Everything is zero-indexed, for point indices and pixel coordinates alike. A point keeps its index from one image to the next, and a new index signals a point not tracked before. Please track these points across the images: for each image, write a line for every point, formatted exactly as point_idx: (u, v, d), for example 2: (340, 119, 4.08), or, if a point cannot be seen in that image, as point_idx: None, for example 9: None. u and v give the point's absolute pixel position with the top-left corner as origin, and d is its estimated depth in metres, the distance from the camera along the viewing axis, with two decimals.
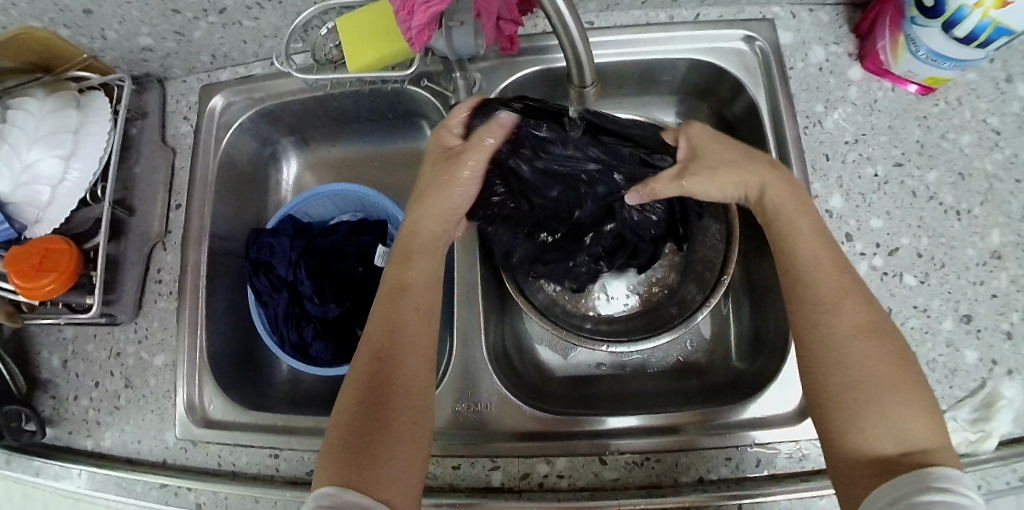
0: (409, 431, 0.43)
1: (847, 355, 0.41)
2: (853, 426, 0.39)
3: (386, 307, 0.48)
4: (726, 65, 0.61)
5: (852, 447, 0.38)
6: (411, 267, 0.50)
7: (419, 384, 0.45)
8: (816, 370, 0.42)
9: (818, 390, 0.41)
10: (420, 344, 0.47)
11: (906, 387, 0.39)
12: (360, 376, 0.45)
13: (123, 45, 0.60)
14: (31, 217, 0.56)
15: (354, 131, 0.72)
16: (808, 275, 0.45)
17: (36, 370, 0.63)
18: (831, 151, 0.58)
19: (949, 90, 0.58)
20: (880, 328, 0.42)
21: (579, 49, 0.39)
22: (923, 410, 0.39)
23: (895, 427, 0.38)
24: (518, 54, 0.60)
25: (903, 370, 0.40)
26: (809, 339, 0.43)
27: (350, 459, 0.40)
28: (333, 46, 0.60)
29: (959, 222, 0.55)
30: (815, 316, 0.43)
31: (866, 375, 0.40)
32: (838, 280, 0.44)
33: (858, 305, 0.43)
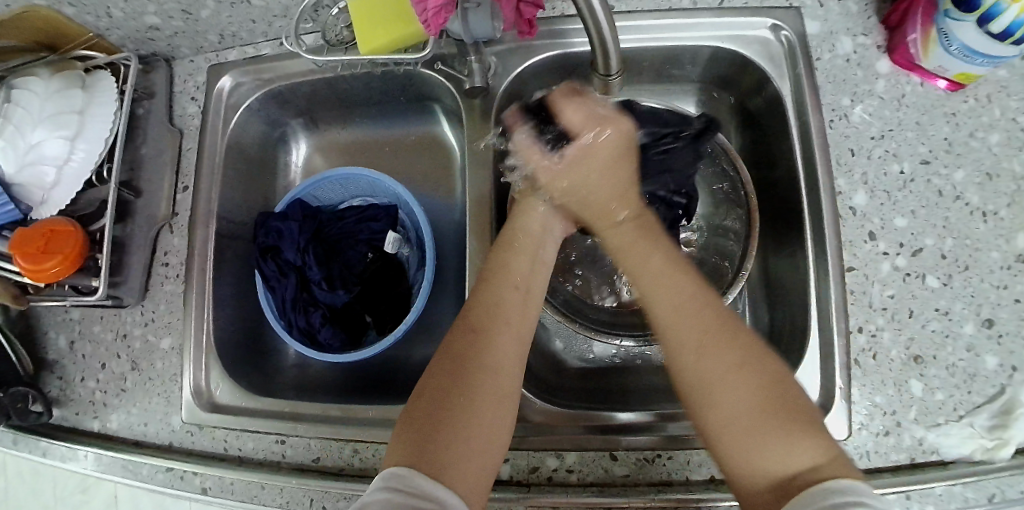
0: (491, 415, 0.42)
1: (718, 399, 0.40)
2: (742, 454, 0.38)
3: (488, 289, 0.48)
4: (749, 55, 0.59)
5: (746, 480, 0.38)
6: (513, 257, 0.50)
7: (507, 370, 0.44)
8: (697, 412, 0.41)
9: (704, 431, 0.41)
10: (515, 332, 0.46)
11: (784, 413, 0.39)
12: (449, 353, 0.45)
13: (129, 24, 0.59)
14: (37, 198, 0.55)
15: (364, 114, 0.70)
16: (664, 311, 0.45)
17: (42, 351, 0.62)
18: (856, 147, 0.56)
19: (979, 87, 0.56)
20: (753, 360, 0.41)
21: (606, 33, 0.37)
22: (805, 431, 0.38)
23: (779, 453, 0.37)
24: (535, 38, 0.58)
25: (777, 397, 0.40)
26: (687, 379, 0.42)
27: (423, 435, 0.40)
28: (345, 27, 0.58)
29: (985, 224, 0.53)
30: (679, 360, 0.43)
31: (741, 412, 0.39)
32: (691, 314, 0.44)
33: (722, 343, 0.42)
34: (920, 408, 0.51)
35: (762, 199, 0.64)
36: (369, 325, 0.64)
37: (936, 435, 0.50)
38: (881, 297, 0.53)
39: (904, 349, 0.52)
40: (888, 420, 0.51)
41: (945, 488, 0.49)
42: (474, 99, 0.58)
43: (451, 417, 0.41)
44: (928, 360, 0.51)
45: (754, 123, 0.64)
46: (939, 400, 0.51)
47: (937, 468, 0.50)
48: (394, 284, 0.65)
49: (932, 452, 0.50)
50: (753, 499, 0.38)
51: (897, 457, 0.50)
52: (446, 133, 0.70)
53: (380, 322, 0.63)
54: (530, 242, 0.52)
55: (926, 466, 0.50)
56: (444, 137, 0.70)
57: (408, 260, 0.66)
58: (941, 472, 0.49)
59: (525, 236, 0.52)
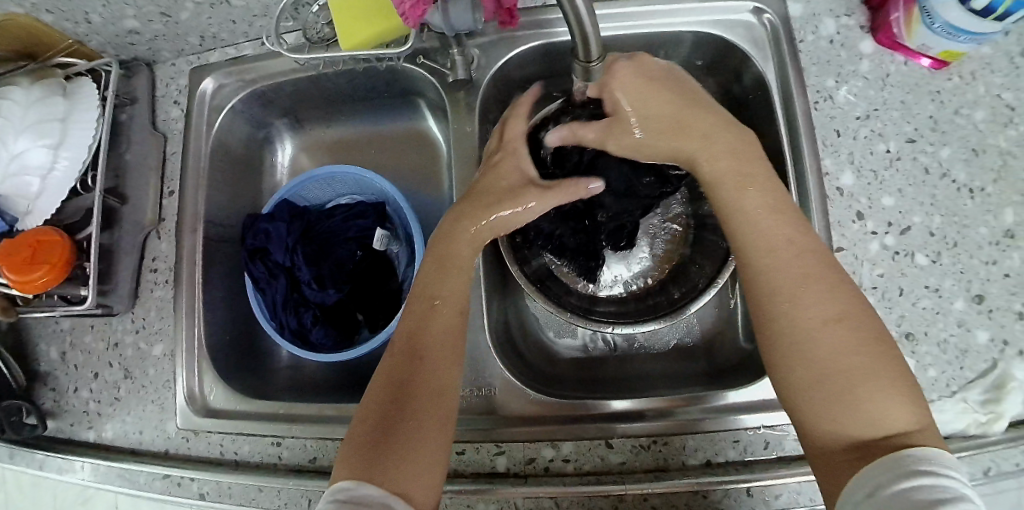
0: (433, 430, 0.42)
1: (812, 344, 0.38)
2: (826, 416, 0.37)
3: (421, 308, 0.46)
4: (734, 39, 0.59)
5: (830, 437, 0.37)
6: (449, 271, 0.48)
7: (447, 385, 0.44)
8: (782, 362, 0.40)
9: (786, 380, 0.39)
10: (452, 349, 0.45)
11: (880, 365, 0.37)
12: (388, 374, 0.44)
13: (108, 29, 0.58)
14: (22, 208, 0.55)
15: (349, 112, 0.70)
16: (760, 251, 0.43)
17: (34, 362, 0.62)
18: (841, 127, 0.56)
19: (963, 64, 0.56)
20: (852, 314, 0.39)
21: (584, 19, 0.36)
22: (899, 392, 0.36)
23: (871, 414, 0.36)
24: (517, 29, 0.58)
25: (876, 350, 0.38)
26: (775, 328, 0.40)
27: (370, 453, 0.40)
28: (325, 24, 0.58)
29: (972, 200, 0.54)
30: (770, 306, 0.41)
31: (831, 363, 0.38)
32: (793, 264, 0.41)
33: (821, 286, 0.40)
34: None
35: None
36: (362, 324, 0.64)
37: (930, 412, 0.50)
38: (871, 276, 0.53)
39: (896, 326, 0.52)
40: None
41: None
42: (459, 91, 0.58)
43: (396, 433, 0.40)
44: (920, 338, 0.52)
45: (740, 107, 0.64)
46: (932, 377, 0.51)
47: None
48: (383, 281, 0.64)
49: None
50: (832, 460, 0.37)
51: None
52: (432, 129, 0.70)
53: (373, 320, 0.63)
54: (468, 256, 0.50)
55: None
56: (430, 133, 0.70)
57: (398, 256, 0.66)
58: None
59: (464, 246, 0.49)
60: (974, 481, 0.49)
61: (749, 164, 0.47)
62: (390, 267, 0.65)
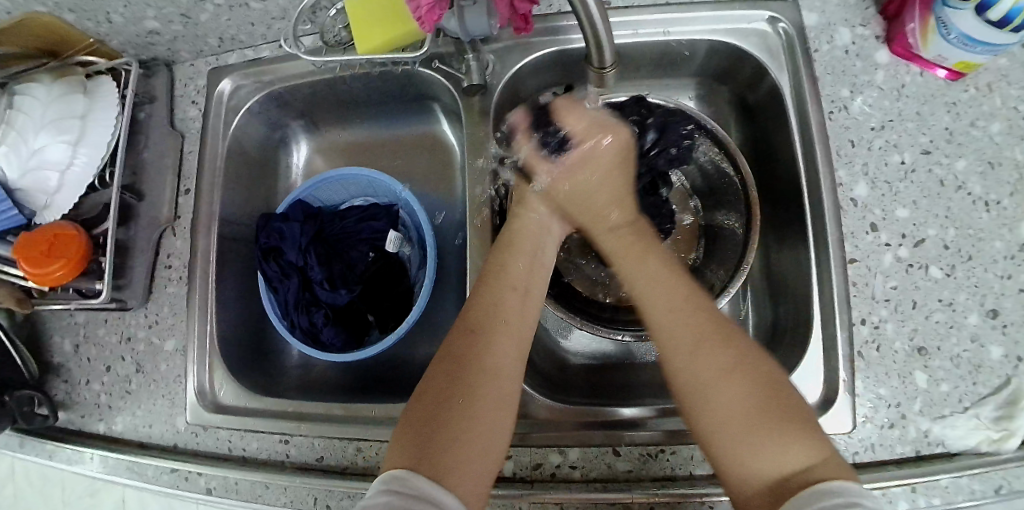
0: (494, 417, 0.42)
1: (723, 392, 0.41)
2: (735, 457, 0.39)
3: (489, 289, 0.48)
4: (747, 47, 0.59)
5: (741, 477, 0.39)
6: (512, 254, 0.51)
7: (506, 369, 0.45)
8: (693, 416, 0.42)
9: (700, 430, 0.42)
10: (513, 333, 0.47)
11: (779, 411, 0.40)
12: (448, 354, 0.45)
13: (129, 29, 0.59)
14: (40, 203, 0.56)
15: (363, 114, 0.70)
16: (659, 307, 0.47)
17: (48, 354, 0.63)
18: (856, 138, 0.56)
19: (980, 76, 0.56)
20: (748, 363, 0.42)
21: (597, 24, 0.38)
22: (799, 433, 0.39)
23: (776, 451, 0.38)
24: (532, 35, 0.58)
25: (770, 396, 0.41)
26: (683, 383, 0.43)
27: (421, 435, 0.41)
28: (343, 28, 0.59)
29: (988, 214, 0.53)
30: (677, 361, 0.44)
31: (735, 412, 0.40)
32: (683, 320, 0.45)
33: (710, 342, 0.44)
34: (925, 400, 0.50)
35: (764, 191, 0.64)
36: (372, 325, 0.64)
37: (942, 427, 0.50)
38: (884, 288, 0.52)
39: (908, 340, 0.51)
40: (893, 412, 0.50)
41: (951, 480, 0.49)
42: (472, 96, 0.58)
43: (449, 416, 0.41)
44: (932, 352, 0.51)
45: (755, 115, 0.64)
46: (944, 391, 0.50)
47: (942, 461, 0.49)
48: (395, 284, 0.65)
49: (937, 444, 0.50)
50: (745, 501, 0.39)
51: (901, 450, 0.49)
52: (445, 131, 0.70)
53: (384, 321, 0.64)
54: (528, 241, 0.53)
55: (932, 458, 0.49)
56: (444, 136, 0.70)
57: (410, 258, 0.67)
58: (948, 464, 0.49)
59: (523, 233, 0.53)
60: (985, 499, 0.49)
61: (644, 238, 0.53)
62: (401, 270, 0.66)
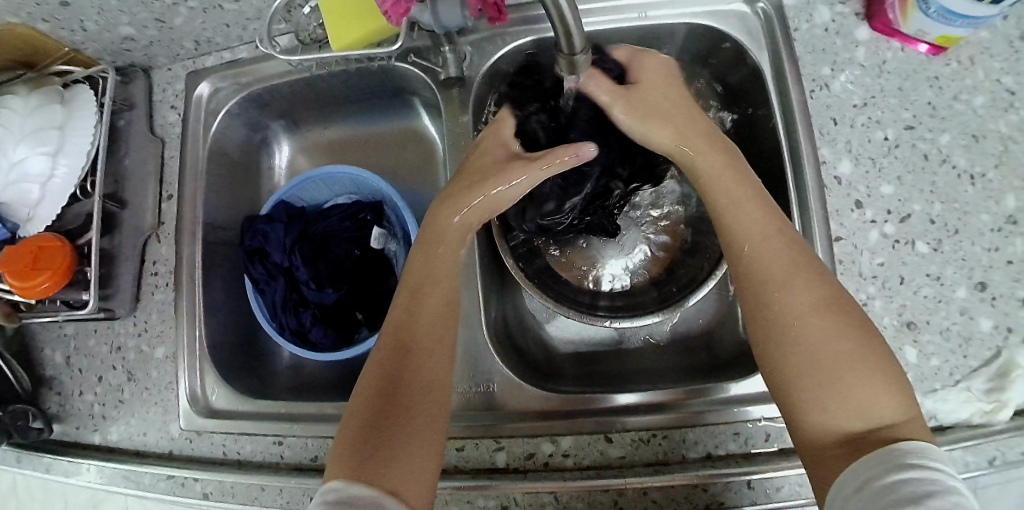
0: (427, 429, 0.42)
1: (810, 330, 0.39)
2: (815, 403, 0.37)
3: (408, 308, 0.48)
4: (726, 29, 0.59)
5: (815, 422, 0.37)
6: (437, 266, 0.50)
7: (436, 385, 0.45)
8: (774, 352, 0.40)
9: (779, 370, 0.40)
10: (439, 347, 0.46)
11: (871, 357, 0.38)
12: (380, 373, 0.44)
13: (104, 36, 0.59)
14: (23, 215, 0.56)
15: (345, 112, 0.70)
16: (750, 241, 0.44)
17: (39, 367, 0.63)
18: (838, 116, 0.55)
19: (961, 49, 0.56)
20: (840, 303, 0.40)
21: (566, 14, 0.37)
22: (889, 384, 0.37)
23: (862, 402, 0.36)
24: (509, 25, 0.58)
25: (864, 343, 0.38)
26: (771, 318, 0.41)
27: (364, 454, 0.39)
28: (317, 26, 0.59)
29: (973, 187, 0.53)
30: (766, 292, 0.42)
31: (826, 352, 0.38)
32: (781, 255, 0.42)
33: (809, 280, 0.41)
34: (916, 375, 0.50)
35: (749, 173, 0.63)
36: (361, 323, 0.64)
37: (934, 401, 0.50)
38: (871, 265, 0.52)
39: (897, 316, 0.51)
40: None
41: (945, 454, 0.49)
42: (452, 90, 0.58)
43: (389, 435, 0.40)
44: (921, 326, 0.51)
45: (737, 97, 0.64)
46: (935, 365, 0.50)
47: (936, 434, 0.49)
48: (382, 280, 0.65)
49: (929, 418, 0.50)
50: (820, 444, 0.37)
51: None
52: (427, 127, 0.70)
53: (373, 319, 0.63)
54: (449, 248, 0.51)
55: None
56: (426, 131, 0.70)
57: (396, 255, 0.65)
58: (941, 437, 0.49)
59: (446, 241, 0.51)
60: (979, 470, 0.49)
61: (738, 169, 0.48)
62: (388, 266, 0.65)
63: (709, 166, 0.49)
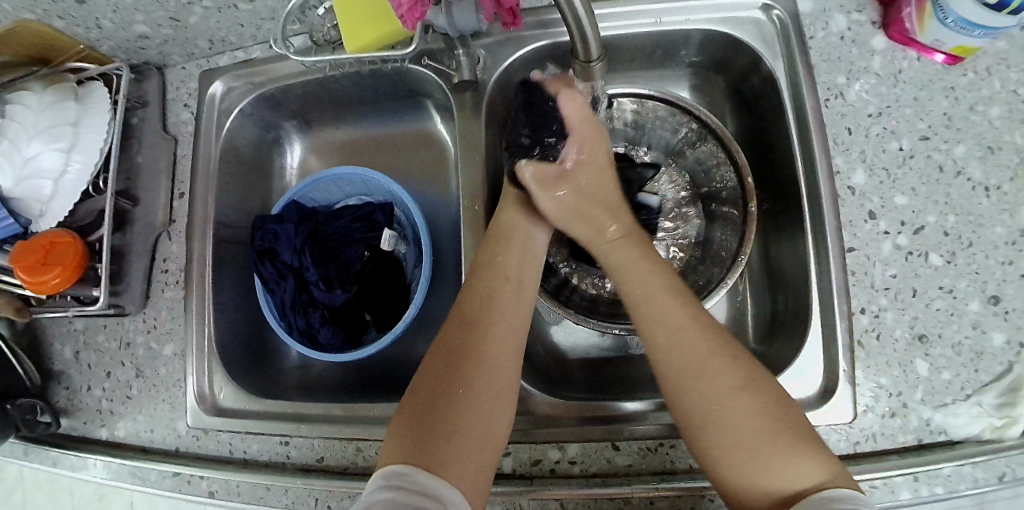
0: (487, 409, 0.43)
1: (727, 416, 0.41)
2: (746, 480, 0.40)
3: (481, 283, 0.49)
4: (742, 36, 0.59)
5: (747, 496, 0.40)
6: (501, 249, 0.51)
7: (503, 365, 0.45)
8: (699, 433, 0.42)
9: (703, 449, 0.42)
10: (509, 322, 0.47)
11: (790, 428, 0.41)
12: (445, 346, 0.46)
13: (119, 34, 0.59)
14: (36, 211, 0.56)
15: (357, 113, 0.70)
16: (659, 329, 0.45)
17: (49, 361, 0.63)
18: (853, 125, 0.55)
19: (977, 60, 0.55)
20: (754, 381, 0.42)
21: (583, 20, 0.37)
22: (810, 448, 0.40)
23: (785, 473, 0.39)
24: (523, 28, 0.58)
25: (780, 417, 0.41)
26: (689, 403, 0.42)
27: (423, 428, 0.42)
28: (332, 26, 0.58)
29: (988, 199, 0.52)
30: (682, 381, 0.43)
31: (744, 431, 0.40)
32: (696, 342, 0.44)
33: (721, 366, 0.43)
34: (927, 388, 0.50)
35: (762, 181, 0.63)
36: (369, 324, 0.64)
37: (944, 415, 0.49)
38: (884, 277, 0.52)
39: (908, 328, 0.51)
40: (894, 401, 0.50)
41: (954, 469, 0.48)
42: (464, 93, 0.58)
43: (446, 411, 0.43)
44: (933, 339, 0.51)
45: (751, 104, 0.63)
46: (946, 379, 0.50)
47: (945, 449, 0.49)
48: (391, 281, 0.65)
49: (940, 433, 0.49)
50: (752, 508, 0.40)
51: (905, 439, 0.49)
52: (439, 129, 0.70)
53: (381, 320, 0.64)
54: (516, 235, 0.51)
55: (934, 447, 0.49)
56: (437, 133, 0.70)
57: (406, 257, 0.66)
58: (951, 452, 0.49)
59: (516, 229, 0.52)
60: (988, 487, 0.48)
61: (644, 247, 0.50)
62: (398, 268, 0.66)
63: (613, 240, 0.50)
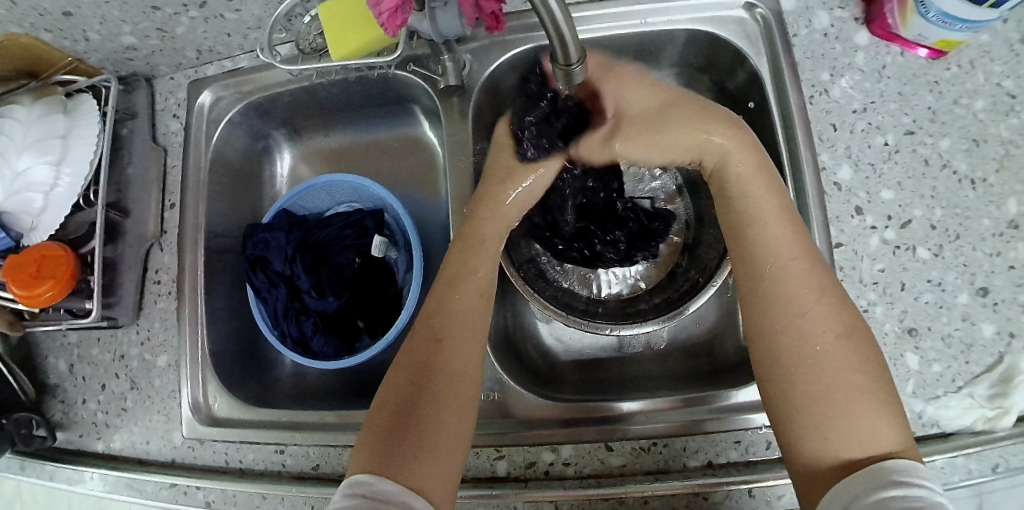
0: (454, 423, 0.43)
1: (825, 360, 0.40)
2: (817, 432, 0.38)
3: (444, 297, 0.49)
4: (726, 35, 0.59)
5: (816, 447, 0.38)
6: (472, 259, 0.51)
7: (469, 377, 0.45)
8: (788, 373, 0.41)
9: (786, 393, 0.40)
10: (472, 336, 0.47)
11: (876, 387, 0.39)
12: (406, 363, 0.46)
13: (106, 46, 0.59)
14: (27, 225, 0.56)
15: (345, 120, 0.70)
16: (767, 260, 0.44)
17: (43, 375, 0.63)
18: (838, 121, 0.55)
19: (960, 53, 0.56)
20: (853, 332, 0.41)
21: (560, 24, 0.38)
22: (891, 413, 0.38)
23: (864, 430, 0.38)
24: (508, 32, 0.58)
25: (873, 374, 0.40)
26: (788, 336, 0.41)
27: (386, 443, 0.41)
28: (317, 34, 0.59)
29: (974, 192, 0.53)
30: (785, 317, 0.42)
31: (838, 379, 0.39)
32: (808, 278, 0.43)
33: (827, 303, 0.42)
34: (918, 382, 0.50)
35: None
36: (362, 330, 0.65)
37: (936, 408, 0.50)
38: (872, 271, 0.52)
39: (898, 322, 0.51)
40: None
41: (947, 461, 0.49)
42: (451, 98, 0.59)
43: (412, 424, 0.42)
44: (923, 332, 0.51)
45: (738, 103, 0.64)
46: (937, 372, 0.50)
47: (937, 442, 0.49)
48: (383, 287, 0.65)
49: (932, 426, 0.49)
50: (813, 469, 0.38)
51: None
52: (428, 135, 0.70)
53: (374, 326, 0.64)
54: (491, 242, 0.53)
55: (926, 440, 0.49)
56: (426, 138, 0.70)
57: (397, 262, 0.66)
58: (943, 445, 0.49)
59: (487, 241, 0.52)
60: (982, 478, 0.48)
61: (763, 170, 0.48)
62: (389, 274, 0.66)
63: (740, 171, 0.48)
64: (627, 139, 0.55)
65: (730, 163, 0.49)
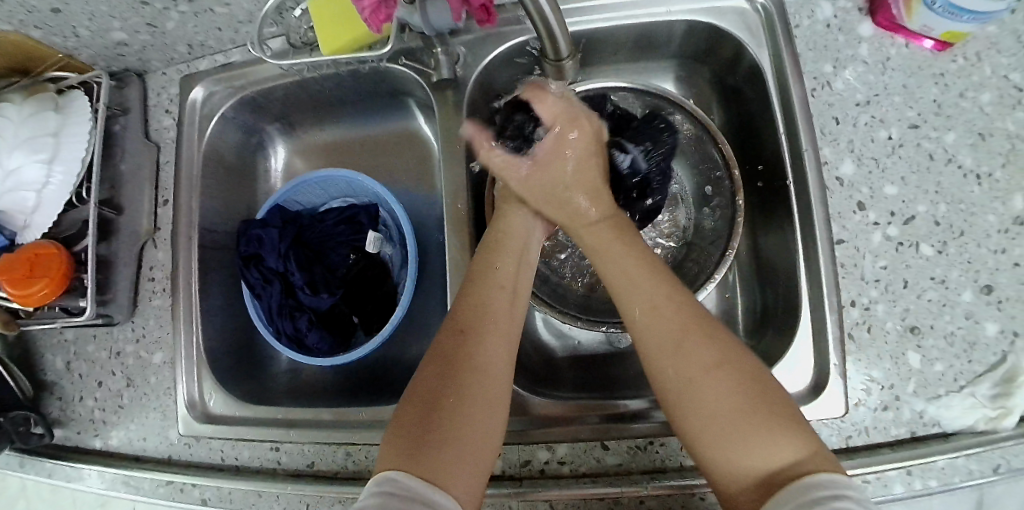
0: (483, 412, 0.42)
1: (705, 389, 0.40)
2: (724, 458, 0.39)
3: (474, 294, 0.48)
4: (726, 26, 0.58)
5: (729, 475, 0.39)
6: (500, 256, 0.51)
7: (496, 369, 0.45)
8: (676, 412, 0.41)
9: (682, 428, 0.41)
10: (502, 334, 0.46)
11: (761, 406, 0.39)
12: (439, 354, 0.45)
13: (97, 42, 0.59)
14: (20, 223, 0.56)
15: (340, 114, 0.70)
16: (639, 306, 0.45)
17: (40, 372, 0.63)
18: (841, 115, 0.54)
19: (967, 45, 0.54)
20: (730, 355, 0.42)
21: (549, 18, 0.37)
22: (785, 425, 0.39)
23: (763, 450, 0.38)
24: (503, 24, 0.57)
25: (755, 393, 0.40)
26: (670, 376, 0.42)
27: (414, 442, 0.40)
28: (309, 28, 0.58)
29: (979, 187, 0.51)
30: (660, 355, 0.42)
31: (722, 407, 0.40)
32: (671, 315, 0.44)
33: (694, 341, 0.42)
34: (919, 381, 0.49)
35: (750, 172, 0.62)
36: (357, 326, 0.64)
37: (937, 407, 0.49)
38: (874, 268, 0.51)
39: (900, 321, 0.50)
40: (886, 394, 0.49)
41: (947, 461, 0.48)
42: (446, 91, 0.58)
43: (441, 415, 0.42)
44: (925, 331, 0.50)
45: (738, 95, 0.62)
46: (938, 371, 0.49)
47: (939, 441, 0.48)
48: (378, 284, 0.65)
49: (933, 425, 0.49)
50: (730, 493, 0.39)
51: (898, 432, 0.49)
52: (424, 129, 0.70)
53: (368, 321, 0.64)
54: (513, 243, 0.52)
55: (927, 439, 0.49)
56: (421, 132, 0.70)
57: (392, 258, 0.66)
58: (943, 445, 0.48)
59: (514, 235, 0.53)
60: (983, 478, 0.48)
61: (622, 230, 0.51)
62: (384, 270, 0.66)
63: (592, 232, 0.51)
64: (543, 177, 0.53)
65: (591, 239, 0.51)
